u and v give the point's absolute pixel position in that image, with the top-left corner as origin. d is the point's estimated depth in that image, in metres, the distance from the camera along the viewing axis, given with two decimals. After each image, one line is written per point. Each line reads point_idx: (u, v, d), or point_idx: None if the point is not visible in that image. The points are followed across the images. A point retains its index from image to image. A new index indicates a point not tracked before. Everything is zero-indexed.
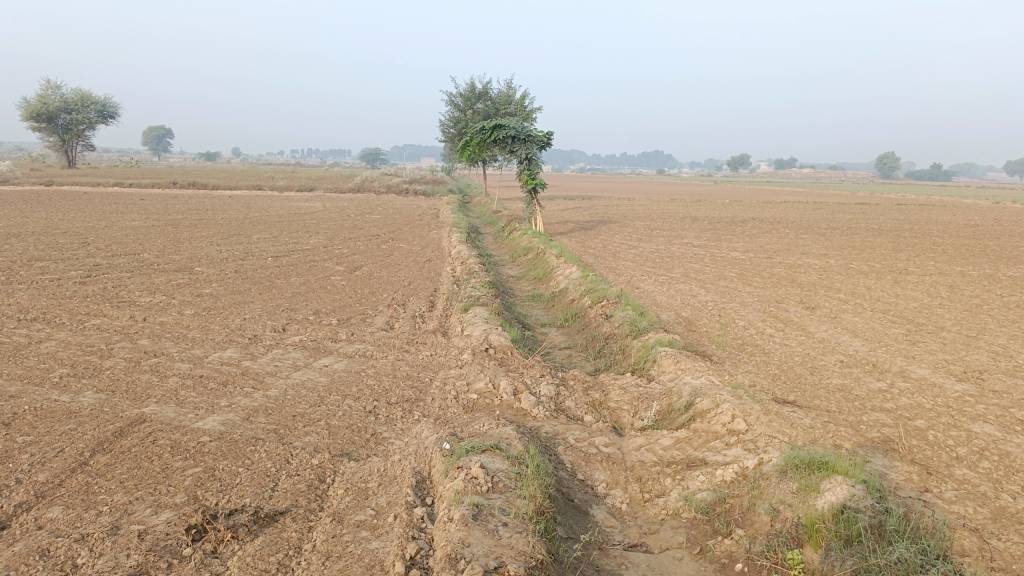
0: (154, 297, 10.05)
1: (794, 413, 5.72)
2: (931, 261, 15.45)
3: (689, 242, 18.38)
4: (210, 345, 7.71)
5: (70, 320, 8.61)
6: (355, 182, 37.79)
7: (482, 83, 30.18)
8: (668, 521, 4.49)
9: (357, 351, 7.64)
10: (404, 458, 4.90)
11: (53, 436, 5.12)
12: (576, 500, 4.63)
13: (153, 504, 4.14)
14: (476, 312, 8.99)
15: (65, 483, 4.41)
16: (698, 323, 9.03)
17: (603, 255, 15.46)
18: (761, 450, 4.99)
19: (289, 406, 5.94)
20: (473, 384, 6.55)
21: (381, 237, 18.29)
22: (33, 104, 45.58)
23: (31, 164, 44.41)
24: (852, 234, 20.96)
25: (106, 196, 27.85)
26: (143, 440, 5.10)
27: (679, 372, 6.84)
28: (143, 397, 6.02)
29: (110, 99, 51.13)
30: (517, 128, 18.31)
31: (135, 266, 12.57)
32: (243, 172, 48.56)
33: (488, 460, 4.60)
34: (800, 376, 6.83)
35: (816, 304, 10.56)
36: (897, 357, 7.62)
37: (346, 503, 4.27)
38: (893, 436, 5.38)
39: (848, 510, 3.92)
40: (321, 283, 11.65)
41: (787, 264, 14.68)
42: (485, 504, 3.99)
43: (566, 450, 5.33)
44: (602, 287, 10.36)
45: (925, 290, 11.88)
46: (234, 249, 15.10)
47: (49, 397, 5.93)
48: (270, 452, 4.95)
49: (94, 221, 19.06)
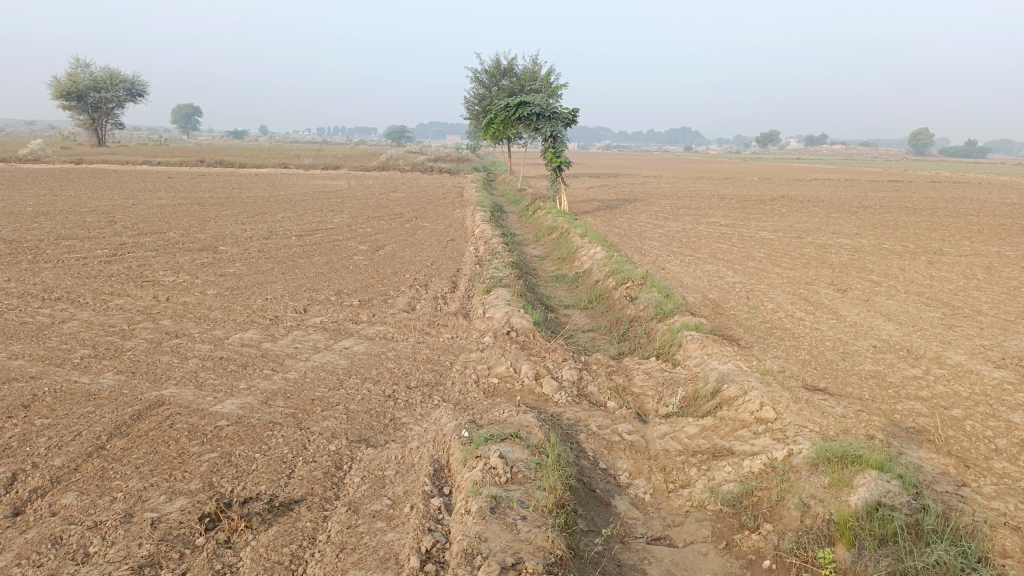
0: (178, 276, 10.04)
1: (825, 401, 5.53)
2: (967, 241, 15.01)
3: (717, 221, 18.04)
4: (231, 326, 7.67)
5: (93, 300, 8.62)
6: (380, 160, 37.68)
7: (507, 59, 29.82)
8: (693, 513, 4.35)
9: (377, 332, 7.56)
10: (422, 445, 4.80)
11: (72, 419, 5.09)
12: (598, 491, 4.51)
13: (167, 491, 4.09)
14: (498, 294, 8.85)
15: (80, 468, 4.38)
16: (726, 306, 8.82)
17: (629, 235, 15.25)
18: (791, 440, 4.82)
19: (308, 389, 5.86)
20: (494, 368, 6.44)
21: (405, 216, 18.19)
22: (63, 84, 46.00)
23: (63, 143, 44.86)
24: (885, 213, 20.45)
25: (134, 174, 28.09)
26: (161, 424, 5.06)
27: (705, 357, 6.67)
28: (163, 379, 5.99)
29: (138, 76, 51.30)
30: (542, 104, 18.02)
31: (160, 245, 12.60)
32: (270, 150, 48.70)
33: (508, 449, 4.48)
34: (831, 362, 6.63)
35: (848, 286, 10.28)
36: (932, 342, 7.37)
37: (362, 491, 4.19)
38: (929, 426, 5.18)
39: (883, 508, 3.74)
40: (344, 263, 11.58)
41: (818, 244, 14.35)
42: (504, 496, 3.88)
43: (588, 438, 5.20)
44: (628, 268, 10.16)
45: (961, 272, 11.53)
46: (258, 228, 15.09)
47: (70, 378, 5.92)
48: (287, 437, 4.88)
49: (121, 200, 19.20)
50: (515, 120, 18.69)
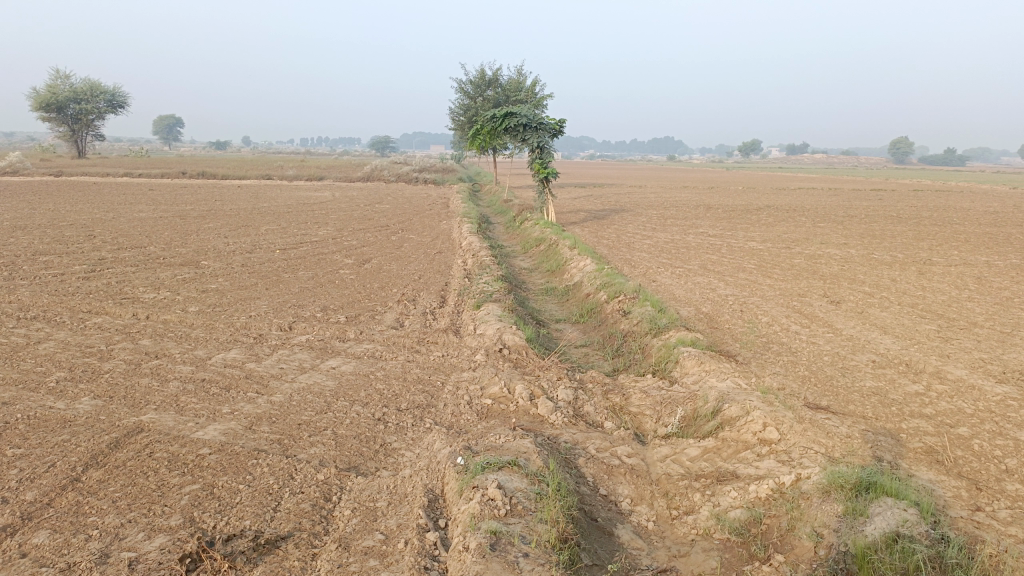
0: (158, 293, 9.78)
1: (829, 420, 5.37)
2: (954, 250, 15.00)
3: (705, 232, 17.95)
4: (214, 345, 7.42)
5: (70, 319, 8.34)
6: (365, 170, 37.46)
7: (493, 70, 29.72)
8: (699, 542, 4.17)
9: (365, 351, 7.34)
10: (415, 474, 4.59)
11: (46, 448, 4.85)
12: (600, 520, 4.32)
13: (146, 528, 3.85)
14: (489, 309, 8.65)
15: (54, 503, 4.14)
16: (720, 320, 8.66)
17: (617, 246, 15.11)
18: (798, 463, 4.66)
19: (294, 413, 5.63)
20: (487, 389, 6.24)
21: (391, 228, 17.98)
22: (43, 94, 45.36)
23: (41, 154, 43.98)
24: (871, 222, 20.49)
25: (115, 186, 27.62)
26: (140, 453, 4.82)
27: (703, 374, 6.51)
28: (142, 403, 5.74)
29: (119, 88, 50.78)
30: (529, 115, 17.81)
31: (140, 259, 12.32)
32: (253, 161, 48.38)
33: (506, 478, 4.28)
34: (831, 378, 6.48)
35: (841, 298, 10.17)
36: (932, 356, 7.24)
37: (353, 526, 3.97)
38: (937, 447, 5.02)
39: (902, 539, 3.59)
40: (330, 277, 11.34)
41: (808, 255, 14.27)
42: (504, 531, 3.68)
43: (587, 462, 5.01)
44: (619, 281, 10.00)
45: (951, 282, 11.47)
46: (241, 241, 14.81)
47: (44, 404, 5.65)
48: (273, 466, 4.65)
49: (100, 213, 18.86)
50: (501, 131, 18.51)
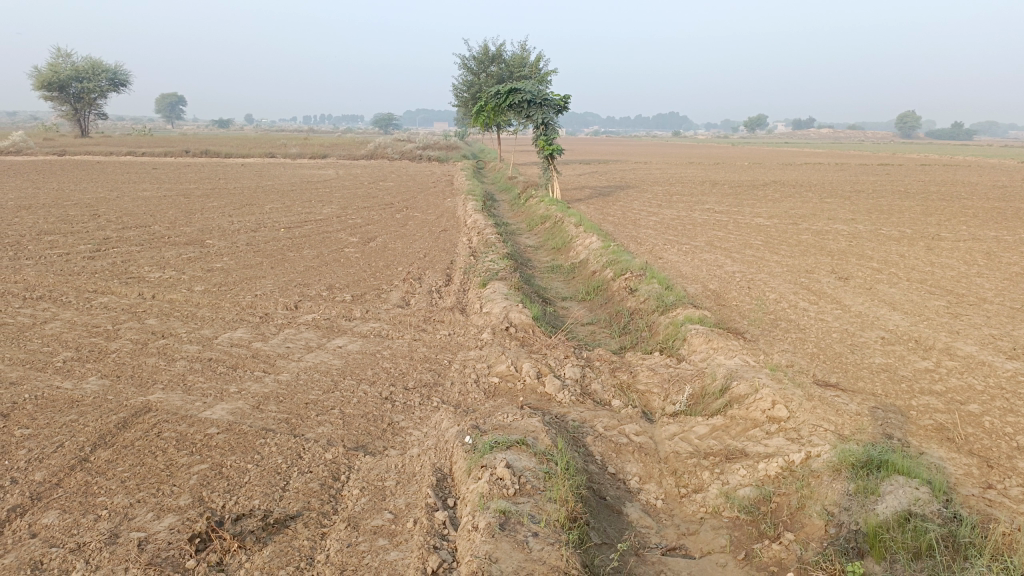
0: (163, 272, 9.76)
1: (839, 398, 5.34)
2: (963, 226, 14.88)
3: (711, 208, 17.84)
4: (220, 324, 7.41)
5: (76, 298, 8.34)
6: (368, 148, 37.28)
7: (497, 45, 29.45)
8: (708, 521, 4.16)
9: (371, 330, 7.32)
10: (423, 453, 4.58)
11: (54, 428, 4.85)
12: (609, 499, 4.31)
13: (155, 508, 3.86)
14: (495, 288, 8.61)
15: (62, 483, 4.14)
16: (728, 297, 8.61)
17: (623, 223, 15.03)
18: (807, 441, 4.63)
19: (301, 392, 5.63)
20: (494, 367, 6.22)
21: (395, 206, 17.91)
22: (45, 73, 45.17)
23: (45, 134, 43.85)
24: (878, 197, 20.33)
25: (118, 166, 27.54)
26: (148, 433, 4.81)
27: (711, 352, 6.48)
28: (149, 383, 5.74)
29: (121, 66, 50.54)
30: (533, 91, 17.65)
31: (145, 239, 12.30)
32: (256, 140, 48.19)
33: (514, 457, 4.26)
34: (840, 355, 6.44)
35: (849, 274, 10.10)
36: (941, 332, 7.18)
37: (362, 505, 3.97)
38: (947, 424, 4.99)
39: (915, 518, 3.57)
40: (335, 256, 11.31)
41: (815, 231, 14.18)
42: (513, 510, 3.66)
43: (595, 440, 4.99)
44: (626, 258, 9.95)
45: (960, 258, 11.39)
46: (246, 220, 14.77)
47: (52, 384, 5.65)
48: (281, 445, 4.65)
49: (104, 192, 18.83)
50: (506, 107, 18.36)
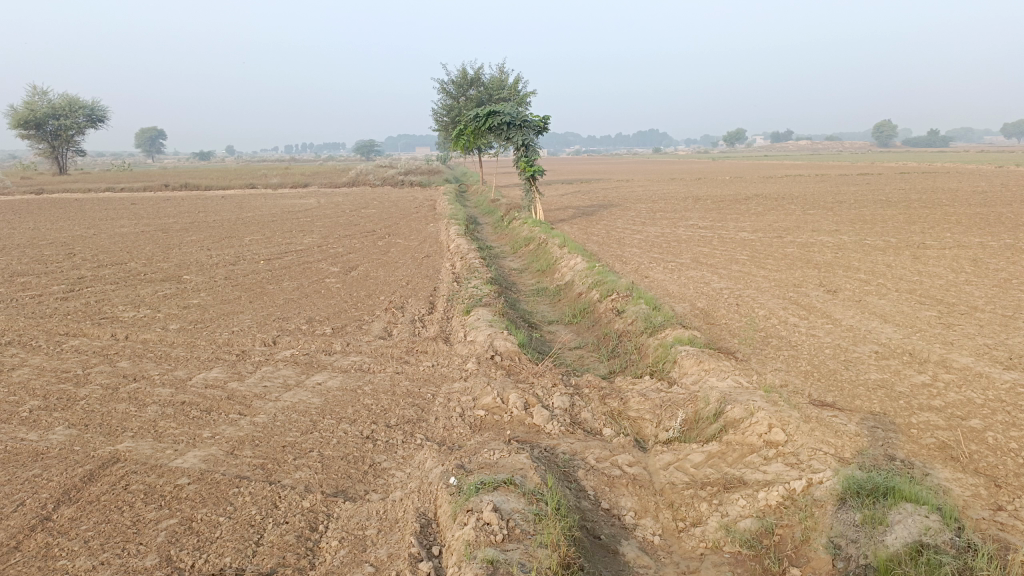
0: (138, 311, 9.49)
1: (837, 418, 5.15)
2: (946, 233, 14.84)
3: (694, 224, 17.75)
4: (195, 365, 7.14)
5: (46, 342, 8.05)
6: (350, 175, 37.13)
7: (474, 69, 29.46)
8: (708, 557, 3.94)
9: (353, 364, 7.08)
10: (406, 497, 4.35)
11: (15, 485, 4.58)
12: (603, 537, 4.09)
13: (119, 570, 3.60)
14: (479, 314, 8.40)
15: (21, 546, 3.87)
16: (716, 315, 8.44)
17: (608, 242, 14.89)
18: (808, 466, 4.44)
19: (278, 434, 5.38)
20: (480, 399, 6.00)
21: (378, 233, 17.71)
22: (20, 111, 44.80)
23: (23, 173, 43.24)
24: (861, 207, 20.34)
25: (97, 202, 27.20)
26: (115, 486, 4.55)
27: (702, 374, 6.29)
28: (118, 431, 5.47)
29: (100, 103, 50.29)
30: (512, 113, 17.53)
31: (120, 277, 12.01)
32: (237, 171, 47.96)
33: (501, 499, 4.03)
34: (834, 372, 6.27)
35: (837, 286, 9.96)
36: (935, 344, 7.03)
37: (341, 558, 3.73)
38: (950, 441, 4.80)
39: (927, 550, 3.39)
40: (315, 287, 11.07)
41: (800, 243, 14.08)
42: (502, 559, 3.43)
43: (587, 474, 4.77)
44: (611, 279, 9.78)
45: (946, 266, 11.29)
46: (225, 253, 14.52)
47: (15, 436, 5.38)
48: (256, 494, 4.40)
49: (80, 230, 18.53)
50: (485, 130, 18.26)
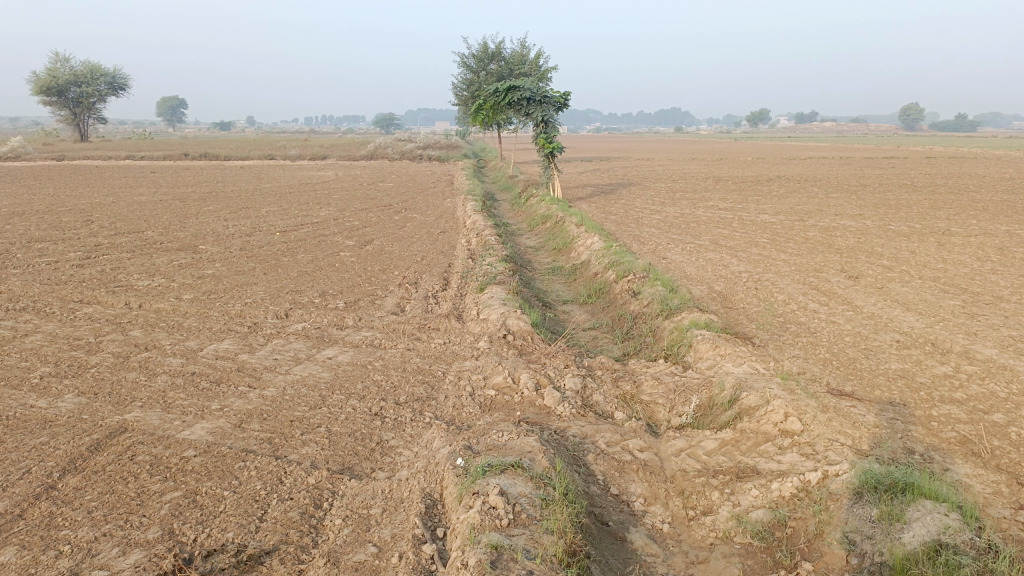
0: (153, 280, 9.48)
1: (855, 408, 5.02)
2: (973, 220, 14.51)
3: (715, 205, 17.51)
4: (207, 335, 7.12)
5: (61, 309, 8.05)
6: (368, 148, 37.01)
7: (495, 43, 29.13)
8: (718, 547, 3.86)
9: (364, 339, 7.02)
10: (412, 476, 4.29)
11: (22, 452, 4.57)
12: (611, 524, 4.01)
13: (121, 542, 3.57)
14: (493, 292, 8.31)
15: (24, 515, 3.85)
16: (734, 299, 8.30)
17: (626, 222, 14.72)
18: (824, 458, 4.32)
19: (287, 409, 5.34)
20: (490, 379, 5.92)
21: (395, 207, 17.62)
22: (43, 78, 44.96)
23: (44, 139, 43.40)
24: (885, 191, 19.97)
25: (118, 170, 27.27)
26: (121, 456, 4.53)
27: (718, 359, 6.17)
28: (128, 400, 5.45)
29: (122, 71, 50.39)
30: (532, 89, 17.31)
31: (137, 245, 12.02)
32: (256, 141, 47.95)
33: (508, 482, 3.96)
34: (854, 361, 6.13)
35: (859, 272, 9.76)
36: (958, 334, 6.86)
37: (345, 537, 3.69)
38: (972, 436, 4.67)
39: (946, 550, 3.30)
40: (330, 260, 11.02)
41: (822, 227, 13.84)
42: (506, 545, 3.37)
43: (597, 458, 4.69)
44: (629, 259, 9.64)
45: (972, 253, 11.05)
46: (241, 224, 14.51)
47: (25, 403, 5.37)
48: (261, 469, 4.35)
49: (100, 197, 18.57)
50: (505, 106, 18.07)
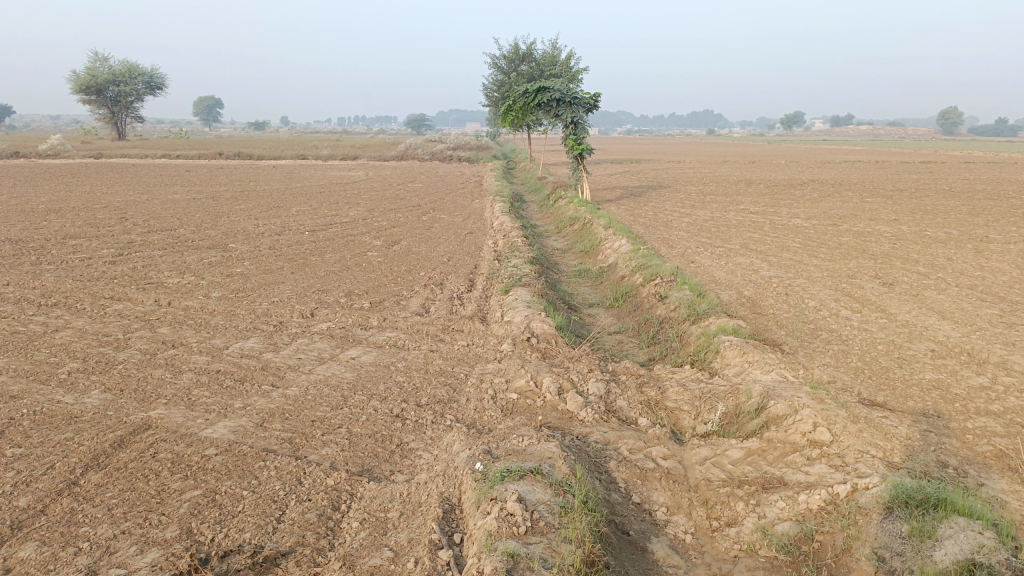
0: (183, 278, 9.56)
1: (886, 419, 4.88)
2: (1013, 227, 14.13)
3: (746, 209, 17.26)
4: (233, 334, 7.15)
5: (92, 305, 8.15)
6: (399, 149, 37.15)
7: (527, 44, 29.07)
8: (742, 559, 3.76)
9: (387, 340, 7.00)
10: (430, 480, 4.25)
11: (47, 448, 4.61)
12: (632, 533, 3.94)
13: (139, 540, 3.57)
14: (518, 294, 8.25)
15: (46, 510, 3.88)
16: (763, 305, 8.16)
17: (655, 225, 14.57)
18: (853, 470, 4.20)
19: (308, 408, 5.33)
20: (513, 382, 5.87)
21: (423, 207, 17.62)
22: (83, 77, 45.85)
23: (83, 138, 44.12)
24: (922, 196, 19.55)
25: (153, 168, 27.68)
26: (143, 453, 4.55)
27: (745, 366, 6.06)
28: (152, 397, 5.49)
29: (160, 72, 51.21)
30: (562, 90, 17.21)
31: (168, 243, 12.16)
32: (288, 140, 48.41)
33: (527, 489, 3.90)
34: (886, 370, 5.97)
35: (894, 279, 9.53)
36: (996, 344, 6.65)
37: (361, 540, 3.65)
38: (1009, 450, 4.51)
39: (979, 571, 3.19)
40: (357, 260, 11.04)
41: (856, 232, 13.56)
42: (523, 553, 3.31)
43: (619, 466, 4.61)
44: (656, 262, 9.51)
45: (1012, 261, 10.74)
46: (271, 222, 14.60)
47: (52, 398, 5.43)
48: (281, 469, 4.35)
49: (135, 195, 18.85)
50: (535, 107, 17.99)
